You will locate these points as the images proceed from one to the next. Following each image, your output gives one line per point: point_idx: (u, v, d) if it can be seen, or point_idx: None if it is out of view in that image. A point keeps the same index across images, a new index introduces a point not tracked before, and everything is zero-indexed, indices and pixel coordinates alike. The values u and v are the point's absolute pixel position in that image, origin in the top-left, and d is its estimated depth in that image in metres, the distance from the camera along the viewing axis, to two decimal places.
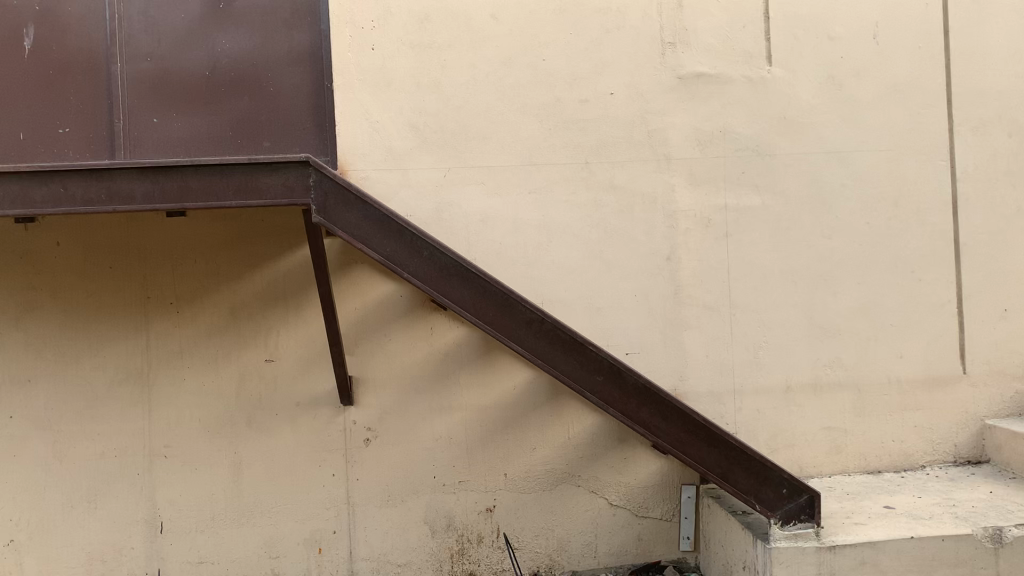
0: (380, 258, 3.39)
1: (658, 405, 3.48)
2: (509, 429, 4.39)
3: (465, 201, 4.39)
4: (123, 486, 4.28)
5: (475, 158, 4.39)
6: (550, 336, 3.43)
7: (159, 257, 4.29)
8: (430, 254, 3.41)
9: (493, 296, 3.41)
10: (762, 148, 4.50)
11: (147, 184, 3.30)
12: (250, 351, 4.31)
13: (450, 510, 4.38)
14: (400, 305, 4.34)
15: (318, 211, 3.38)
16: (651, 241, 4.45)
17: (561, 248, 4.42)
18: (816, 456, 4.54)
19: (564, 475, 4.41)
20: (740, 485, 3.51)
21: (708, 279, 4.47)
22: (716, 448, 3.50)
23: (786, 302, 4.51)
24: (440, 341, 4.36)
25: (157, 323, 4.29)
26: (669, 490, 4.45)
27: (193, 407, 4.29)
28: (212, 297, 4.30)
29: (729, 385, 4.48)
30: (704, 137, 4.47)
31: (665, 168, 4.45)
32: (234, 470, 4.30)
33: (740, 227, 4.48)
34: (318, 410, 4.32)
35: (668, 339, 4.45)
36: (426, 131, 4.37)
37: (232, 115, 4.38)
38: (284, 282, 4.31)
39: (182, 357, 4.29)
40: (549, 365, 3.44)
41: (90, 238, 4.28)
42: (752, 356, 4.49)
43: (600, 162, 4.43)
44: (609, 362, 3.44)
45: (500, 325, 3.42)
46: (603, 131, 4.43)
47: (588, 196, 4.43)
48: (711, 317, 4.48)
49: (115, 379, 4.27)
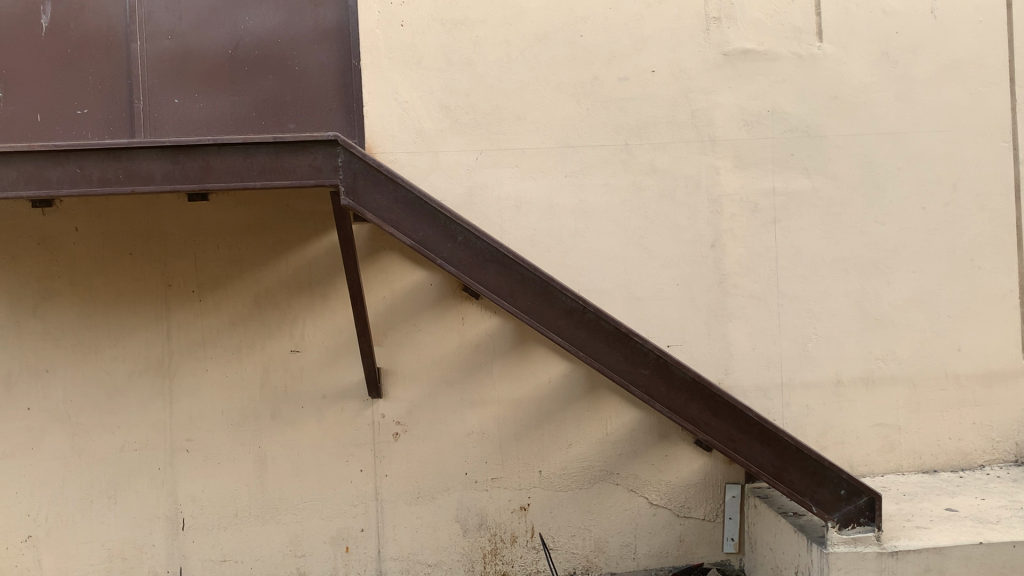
0: (412, 243, 3.19)
1: (707, 401, 3.26)
2: (543, 424, 4.19)
3: (499, 185, 4.18)
4: (143, 481, 4.12)
5: (509, 139, 4.17)
6: (593, 326, 3.22)
7: (181, 243, 4.12)
8: (466, 239, 3.20)
9: (532, 284, 3.20)
10: (813, 129, 4.25)
11: (168, 164, 3.13)
12: (276, 341, 4.13)
13: (482, 508, 4.19)
14: (431, 294, 4.15)
15: (347, 193, 3.19)
16: (694, 227, 4.23)
17: (599, 235, 4.21)
18: (868, 454, 4.30)
19: (602, 472, 4.21)
20: (795, 485, 3.28)
21: (755, 267, 4.24)
22: (769, 447, 3.27)
23: (837, 292, 4.27)
24: (472, 332, 4.16)
25: (179, 312, 4.12)
26: (712, 490, 4.23)
27: (215, 400, 4.12)
28: (235, 285, 4.13)
29: (776, 379, 4.25)
30: (751, 117, 4.23)
31: (709, 150, 4.22)
32: (258, 465, 4.14)
33: (788, 212, 4.25)
34: (345, 403, 4.14)
35: (712, 331, 4.23)
36: (458, 112, 4.16)
37: (256, 95, 4.22)
38: (310, 270, 4.13)
39: (205, 347, 4.12)
40: (591, 357, 3.23)
41: (109, 224, 4.11)
42: (801, 349, 4.26)
43: (641, 144, 4.20)
44: (655, 354, 3.23)
45: (539, 314, 3.22)
46: (643, 111, 4.20)
47: (628, 180, 4.21)
48: (757, 307, 4.25)
49: (135, 370, 4.11)
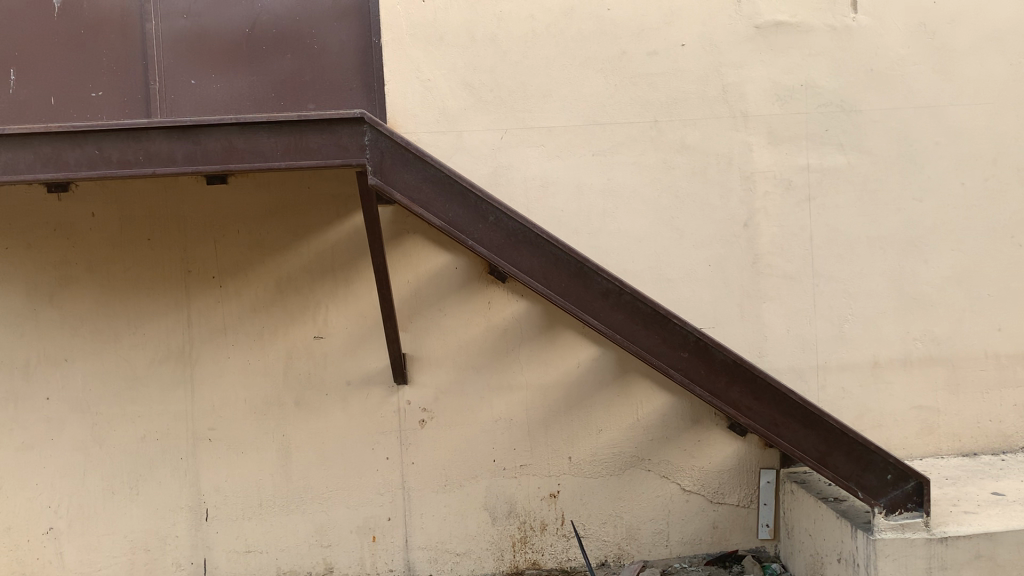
0: (442, 224, 3.08)
1: (749, 384, 3.15)
2: (573, 409, 4.09)
3: (525, 165, 4.06)
4: (165, 471, 4.04)
5: (534, 118, 4.05)
6: (630, 308, 3.11)
7: (200, 228, 4.02)
8: (497, 219, 3.09)
9: (567, 265, 3.09)
10: (849, 103, 4.12)
11: (190, 145, 3.02)
12: (298, 327, 4.04)
13: (511, 496, 4.10)
14: (456, 277, 4.04)
15: (374, 172, 3.08)
16: (726, 206, 4.11)
17: (628, 215, 4.09)
18: (906, 437, 4.19)
19: (633, 458, 4.11)
20: (840, 470, 3.18)
21: (789, 246, 4.12)
22: (813, 431, 3.17)
23: (874, 271, 4.15)
24: (499, 316, 4.06)
25: (199, 298, 4.03)
26: (746, 475, 4.13)
27: (238, 387, 4.04)
28: (256, 270, 4.03)
29: (811, 361, 4.14)
30: (785, 92, 4.10)
31: (742, 127, 4.09)
32: (283, 454, 4.05)
33: (823, 189, 4.13)
34: (370, 390, 4.05)
35: (745, 312, 4.12)
36: (482, 90, 4.03)
37: (274, 75, 4.12)
38: (333, 254, 4.03)
39: (226, 334, 4.03)
40: (628, 340, 3.12)
41: (127, 209, 4.01)
42: (837, 331, 4.15)
43: (671, 121, 4.08)
44: (695, 337, 3.12)
45: (574, 296, 3.11)
46: (673, 86, 4.07)
47: (658, 158, 4.09)
48: (792, 288, 4.13)
49: (155, 358, 4.03)
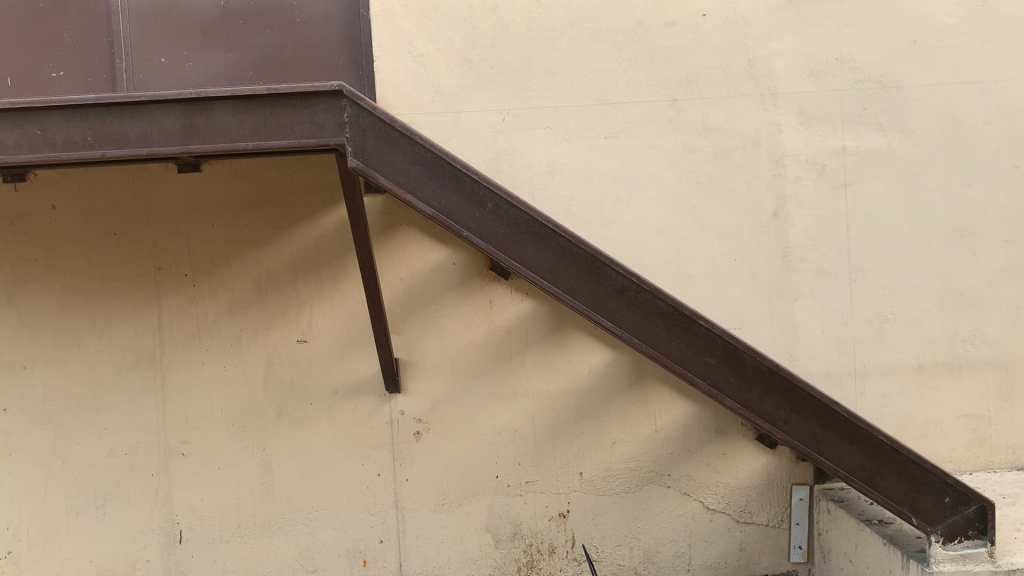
0: (433, 213, 2.68)
1: (785, 395, 2.74)
2: (584, 420, 3.69)
3: (530, 149, 3.67)
4: (134, 489, 3.66)
5: (540, 96, 3.66)
6: (649, 307, 2.71)
7: (172, 221, 3.64)
8: (496, 207, 2.69)
9: (576, 259, 2.69)
10: (889, 78, 3.71)
11: (144, 124, 2.64)
12: (280, 330, 3.66)
13: (516, 516, 3.71)
14: (454, 274, 3.65)
15: (355, 154, 2.68)
16: (754, 193, 3.70)
17: (643, 204, 3.69)
18: (954, 449, 3.78)
19: (651, 474, 3.71)
20: (890, 492, 2.77)
21: (823, 238, 3.72)
22: (860, 447, 2.76)
23: (917, 265, 3.74)
24: (502, 316, 3.67)
25: (170, 299, 3.65)
26: (776, 492, 3.73)
27: (214, 396, 3.66)
28: (234, 267, 3.65)
29: (848, 365, 3.74)
30: (817, 66, 3.69)
31: (771, 105, 3.69)
32: (264, 471, 3.67)
33: (860, 174, 3.72)
34: (359, 400, 3.67)
35: (775, 311, 3.71)
36: (481, 66, 3.64)
37: (252, 52, 3.75)
38: (318, 249, 3.64)
39: (201, 338, 3.65)
40: (647, 345, 2.72)
41: (91, 199, 3.63)
42: (877, 331, 3.74)
43: (691, 99, 3.68)
44: (724, 340, 2.71)
45: (585, 295, 2.71)
46: (694, 60, 3.67)
47: (676, 141, 3.68)
48: (827, 284, 3.73)
49: (123, 364, 3.65)
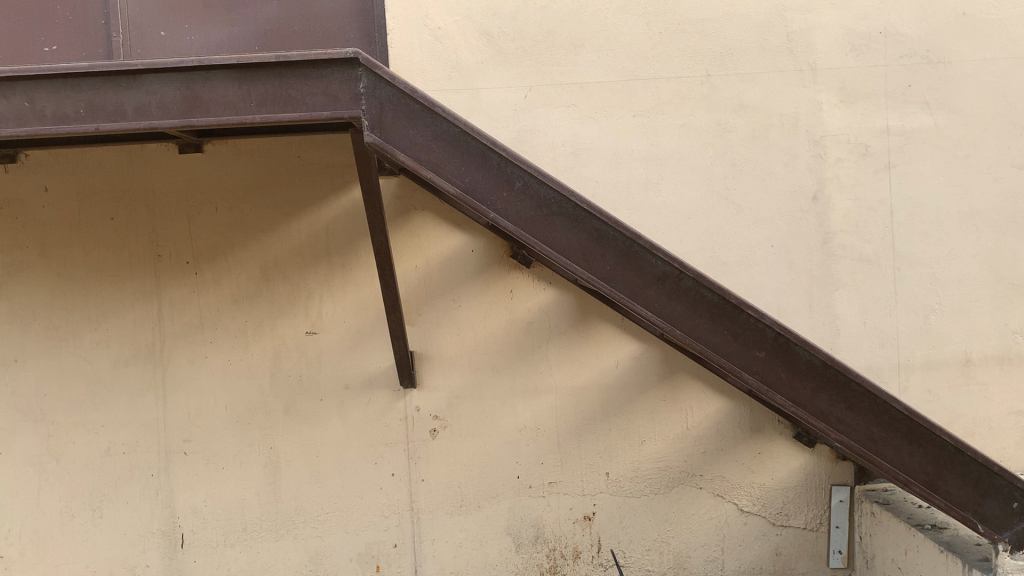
0: (456, 192, 2.43)
1: (840, 391, 2.51)
2: (611, 417, 3.48)
3: (554, 128, 3.44)
4: (133, 490, 3.45)
5: (564, 72, 3.43)
6: (692, 296, 2.47)
7: (172, 205, 3.42)
8: (526, 186, 2.44)
9: (613, 243, 2.45)
10: (936, 53, 3.47)
11: (142, 96, 2.41)
12: (288, 322, 3.43)
13: (538, 519, 3.49)
14: (472, 262, 3.43)
15: (371, 128, 2.44)
16: (792, 175, 3.47)
17: (675, 187, 3.47)
18: (1004, 447, 3.56)
19: (682, 475, 3.49)
20: (953, 497, 2.55)
21: (865, 223, 3.49)
22: (921, 448, 2.53)
23: (965, 252, 3.51)
24: (524, 307, 3.45)
25: (171, 288, 3.43)
26: (814, 493, 3.51)
27: (218, 391, 3.44)
28: (238, 254, 3.42)
29: (891, 359, 3.51)
30: (861, 40, 3.45)
31: (810, 82, 3.46)
32: (271, 471, 3.46)
33: (905, 155, 3.50)
34: (371, 395, 3.45)
35: (815, 301, 3.49)
36: (502, 40, 3.41)
37: (257, 25, 3.52)
38: (328, 235, 3.42)
39: (203, 330, 3.43)
40: (691, 337, 2.48)
41: (86, 182, 3.41)
42: (922, 323, 3.52)
43: (726, 75, 3.45)
44: (774, 332, 2.47)
45: (622, 283, 2.46)
46: (729, 33, 3.44)
47: (710, 120, 3.45)
48: (869, 272, 3.50)
49: (121, 357, 3.43)
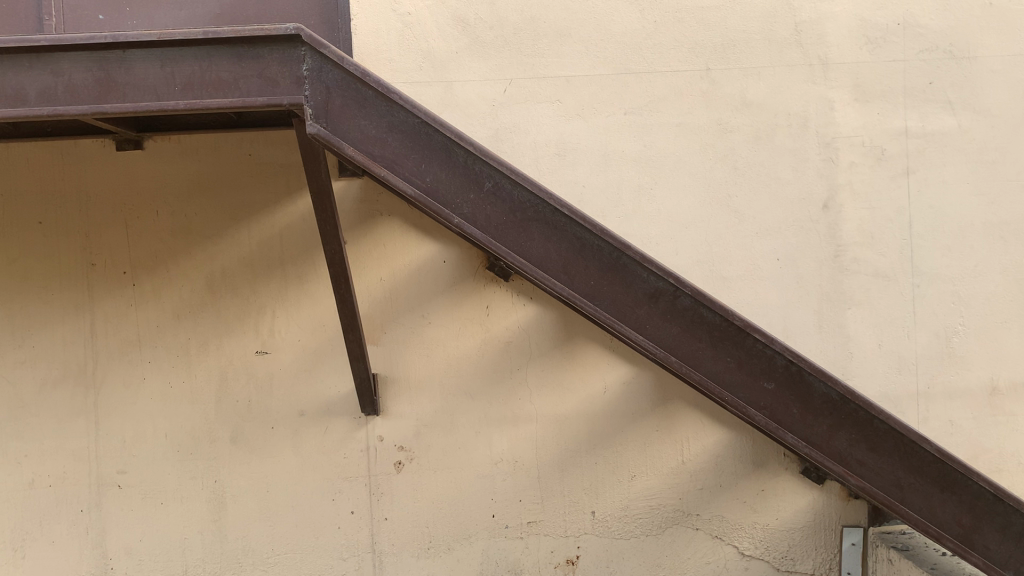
0: (416, 194, 2.04)
1: (861, 429, 2.15)
2: (597, 449, 3.11)
3: (536, 126, 3.09)
4: (60, 528, 3.07)
5: (548, 64, 3.08)
6: (691, 318, 2.10)
7: (108, 207, 3.05)
8: (497, 187, 2.07)
9: (598, 255, 2.08)
10: (960, 47, 3.13)
11: (47, 78, 1.98)
12: (236, 340, 3.07)
13: (515, 563, 3.11)
14: (443, 275, 3.08)
15: (316, 118, 2.03)
16: (801, 181, 3.13)
17: (670, 193, 3.12)
18: None
19: (676, 514, 3.12)
20: (991, 553, 2.18)
21: (881, 235, 3.15)
22: (954, 497, 2.17)
23: (993, 268, 3.16)
24: (501, 325, 3.09)
25: (105, 301, 3.06)
26: (823, 535, 3.14)
27: (157, 417, 3.06)
28: (181, 263, 3.06)
29: (910, 387, 3.16)
30: (877, 32, 3.12)
31: (821, 78, 3.12)
32: (215, 508, 3.08)
33: (925, 160, 3.15)
34: (329, 423, 3.08)
35: (825, 321, 3.14)
36: (478, 27, 3.07)
37: (207, 9, 3.16)
38: (281, 243, 3.06)
39: (141, 348, 3.06)
40: (689, 366, 2.11)
41: (13, 181, 3.04)
42: (943, 346, 3.16)
43: (728, 69, 3.10)
44: (785, 360, 2.12)
45: (608, 301, 2.10)
46: (731, 22, 3.09)
47: (709, 118, 3.11)
48: (885, 289, 3.15)
49: (49, 379, 3.06)
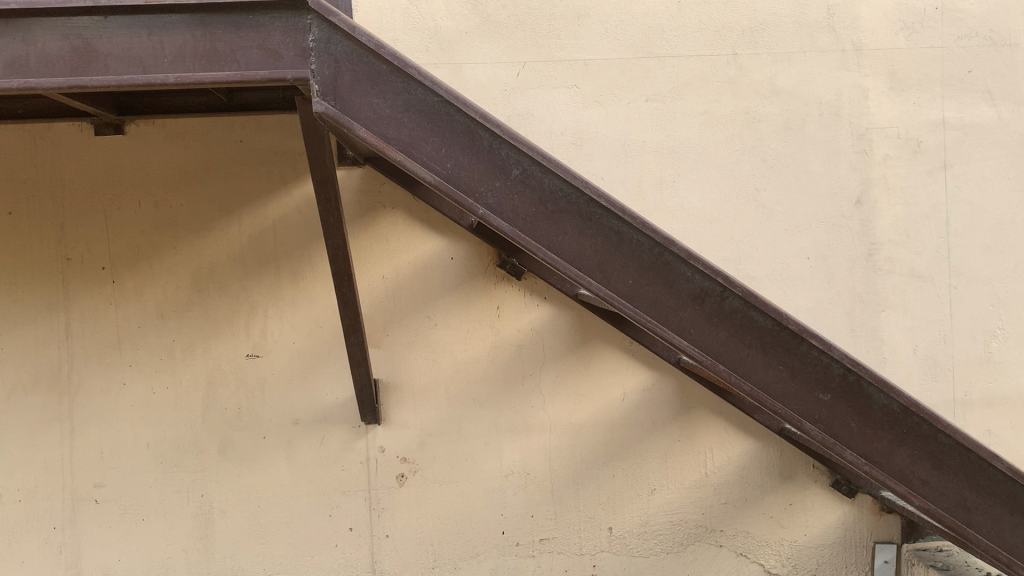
0: (436, 181, 1.78)
1: (924, 444, 1.94)
2: (614, 461, 2.90)
3: (551, 113, 2.87)
4: (31, 546, 2.81)
5: (564, 46, 2.86)
6: (741, 323, 1.88)
7: (86, 197, 2.80)
8: (527, 174, 1.82)
9: (638, 251, 1.85)
10: (1000, 34, 2.95)
11: (16, 46, 1.70)
12: (224, 342, 2.82)
13: None
14: (449, 272, 2.85)
15: (323, 95, 1.76)
16: (833, 174, 2.93)
17: (695, 186, 2.91)
18: None
19: (699, 530, 2.92)
20: None
21: (917, 233, 2.96)
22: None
23: None
24: (512, 327, 2.87)
25: (81, 299, 2.80)
26: (854, 552, 2.95)
27: (138, 425, 2.82)
28: (166, 259, 2.81)
29: (946, 394, 2.97)
30: (914, 17, 2.93)
31: (855, 65, 2.92)
32: (201, 524, 2.84)
33: (963, 153, 2.96)
34: (327, 432, 2.84)
35: (858, 324, 2.94)
36: (490, 6, 2.85)
37: None
38: (274, 237, 2.82)
39: (121, 351, 2.81)
40: (738, 375, 1.89)
41: None
42: (981, 351, 2.98)
43: (756, 53, 2.90)
44: (842, 369, 1.90)
45: (649, 302, 1.87)
46: (759, 4, 2.89)
47: (737, 107, 2.90)
48: (921, 290, 2.96)
49: (19, 384, 2.80)
